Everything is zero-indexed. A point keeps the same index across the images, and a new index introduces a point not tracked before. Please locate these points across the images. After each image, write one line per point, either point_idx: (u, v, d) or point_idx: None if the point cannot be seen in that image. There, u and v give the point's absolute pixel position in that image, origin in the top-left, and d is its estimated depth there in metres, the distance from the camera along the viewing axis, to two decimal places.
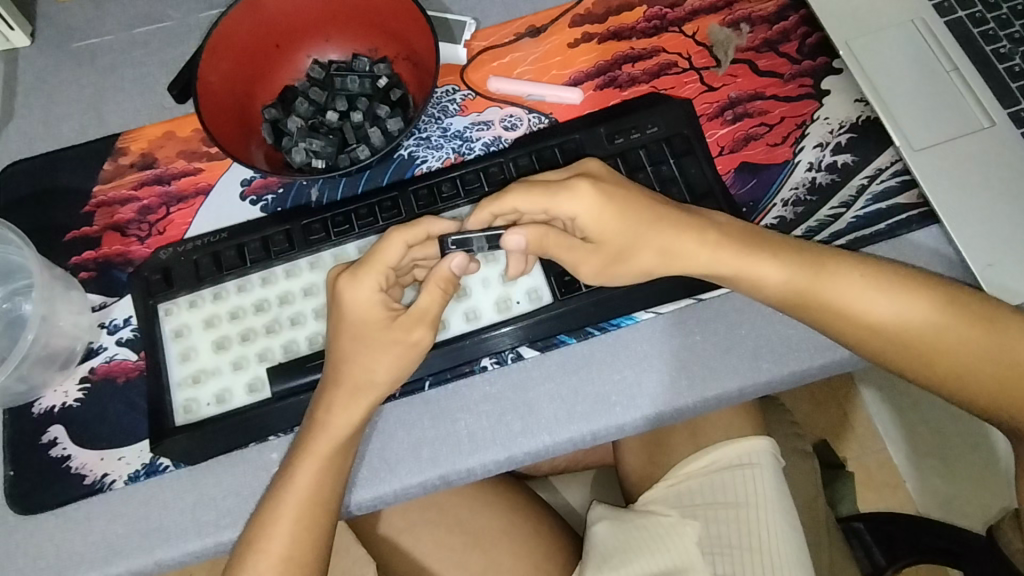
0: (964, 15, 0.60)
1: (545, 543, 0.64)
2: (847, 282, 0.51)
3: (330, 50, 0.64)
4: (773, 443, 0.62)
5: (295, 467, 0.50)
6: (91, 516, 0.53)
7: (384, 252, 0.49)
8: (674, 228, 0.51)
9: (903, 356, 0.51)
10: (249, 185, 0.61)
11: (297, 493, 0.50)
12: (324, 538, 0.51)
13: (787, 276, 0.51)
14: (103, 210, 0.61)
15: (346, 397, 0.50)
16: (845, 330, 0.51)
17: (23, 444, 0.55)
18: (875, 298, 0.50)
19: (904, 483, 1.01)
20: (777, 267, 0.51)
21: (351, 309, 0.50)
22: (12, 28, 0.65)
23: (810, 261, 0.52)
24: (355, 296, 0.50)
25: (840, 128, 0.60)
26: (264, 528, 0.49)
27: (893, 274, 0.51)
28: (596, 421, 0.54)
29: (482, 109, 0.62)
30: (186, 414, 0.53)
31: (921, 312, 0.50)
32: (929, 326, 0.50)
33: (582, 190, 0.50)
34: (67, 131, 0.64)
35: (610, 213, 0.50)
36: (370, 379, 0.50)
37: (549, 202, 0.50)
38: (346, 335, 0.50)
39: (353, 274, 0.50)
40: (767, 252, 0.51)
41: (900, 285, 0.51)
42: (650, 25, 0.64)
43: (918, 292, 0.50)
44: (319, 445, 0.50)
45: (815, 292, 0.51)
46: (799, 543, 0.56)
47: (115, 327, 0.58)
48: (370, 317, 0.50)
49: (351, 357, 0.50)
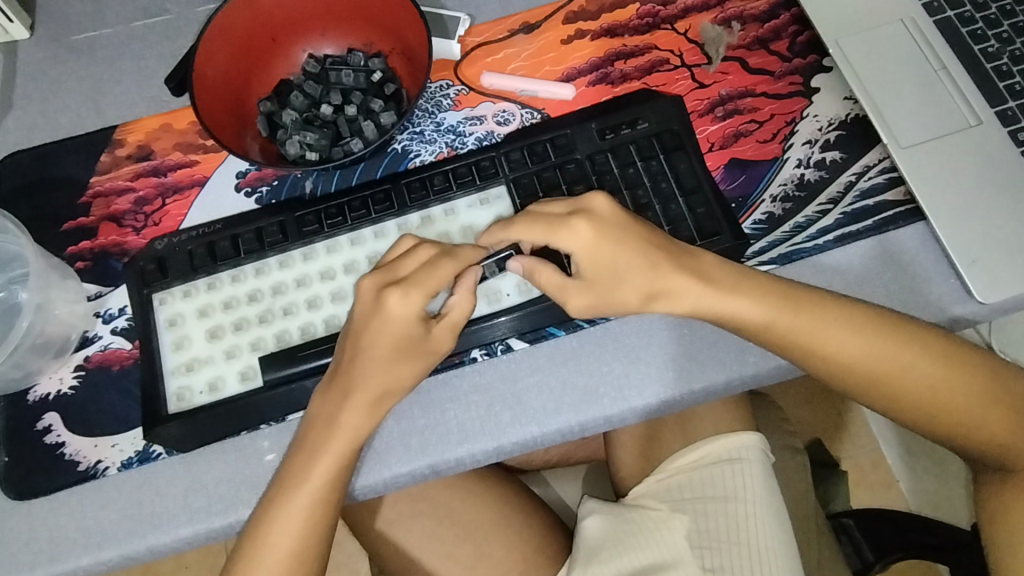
0: (954, 15, 0.61)
1: (536, 536, 0.65)
2: (824, 320, 0.51)
3: (326, 44, 0.65)
4: (763, 438, 0.62)
5: (292, 468, 0.51)
6: (85, 502, 0.54)
7: (438, 269, 0.50)
8: (667, 288, 0.51)
9: (880, 391, 0.52)
10: (245, 177, 0.61)
11: (302, 486, 0.50)
12: (326, 533, 0.51)
13: (768, 315, 0.51)
14: (100, 201, 0.62)
15: (363, 401, 0.50)
16: (823, 366, 0.52)
17: (20, 430, 0.56)
18: (851, 339, 0.51)
19: (897, 482, 1.02)
20: (757, 306, 0.51)
21: (396, 325, 0.50)
22: (11, 20, 0.66)
23: (792, 300, 0.51)
24: (405, 313, 0.50)
25: (830, 125, 0.61)
26: (265, 520, 0.50)
27: (866, 316, 0.51)
28: (584, 412, 0.54)
29: (476, 104, 0.63)
30: (180, 402, 0.54)
31: (896, 352, 0.51)
32: (908, 368, 0.51)
33: (581, 231, 0.51)
34: (65, 122, 0.65)
35: (606, 251, 0.51)
36: (399, 384, 0.51)
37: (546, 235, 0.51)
38: (382, 347, 0.50)
39: (404, 291, 0.50)
40: (746, 289, 0.51)
41: (875, 326, 0.51)
42: (643, 22, 0.65)
43: (898, 335, 0.51)
44: (318, 445, 0.50)
45: (797, 336, 0.51)
46: (785, 536, 0.57)
47: (109, 316, 0.58)
48: (411, 334, 0.51)
49: (387, 365, 0.50)
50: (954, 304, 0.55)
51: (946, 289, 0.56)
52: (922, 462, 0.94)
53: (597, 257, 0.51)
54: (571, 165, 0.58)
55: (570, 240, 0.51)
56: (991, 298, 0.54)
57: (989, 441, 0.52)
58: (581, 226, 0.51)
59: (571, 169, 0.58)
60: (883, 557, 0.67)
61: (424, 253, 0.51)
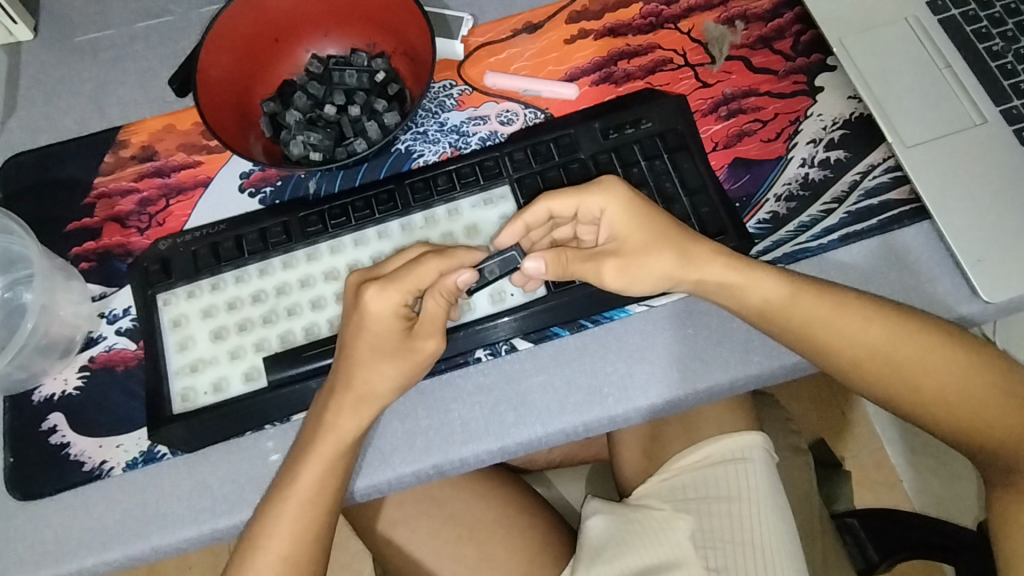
0: (958, 13, 0.61)
1: (540, 535, 0.65)
2: (839, 305, 0.51)
3: (329, 45, 0.65)
4: (767, 438, 0.62)
5: (295, 469, 0.51)
6: (89, 503, 0.54)
7: (417, 270, 0.49)
8: (686, 280, 0.51)
9: (893, 382, 0.52)
10: (248, 178, 0.61)
11: (293, 491, 0.50)
12: (322, 538, 0.51)
13: (790, 296, 0.51)
14: (104, 202, 0.62)
15: (350, 401, 0.50)
16: (837, 353, 0.52)
17: (24, 431, 0.56)
18: (866, 324, 0.51)
19: (901, 482, 1.01)
20: (776, 292, 0.51)
21: (375, 323, 0.50)
22: (15, 21, 0.66)
23: (810, 288, 0.52)
24: (383, 310, 0.50)
25: (834, 124, 0.61)
26: (259, 525, 0.50)
27: (878, 304, 0.52)
28: (588, 412, 0.54)
29: (479, 104, 0.63)
30: (184, 403, 0.54)
31: (910, 339, 0.51)
32: (924, 359, 0.51)
33: (613, 186, 0.51)
34: (69, 123, 0.65)
35: (636, 217, 0.51)
36: (380, 388, 0.51)
37: (576, 199, 0.52)
38: (362, 349, 0.50)
39: (381, 287, 0.50)
40: (756, 290, 0.51)
41: (890, 314, 0.51)
42: (646, 22, 0.65)
43: (915, 325, 0.51)
44: (325, 446, 0.50)
45: (813, 322, 0.51)
46: (788, 535, 0.57)
47: (113, 317, 0.58)
48: (391, 329, 0.50)
49: (365, 366, 0.50)
50: (959, 304, 0.55)
51: (951, 289, 0.55)
52: (925, 462, 0.94)
53: (623, 223, 0.52)
54: (575, 165, 0.58)
55: (602, 202, 0.51)
56: (997, 297, 0.54)
57: (1005, 441, 0.51)
58: (611, 180, 0.52)
59: (574, 169, 0.58)
60: (887, 558, 0.66)
61: (413, 252, 0.52)
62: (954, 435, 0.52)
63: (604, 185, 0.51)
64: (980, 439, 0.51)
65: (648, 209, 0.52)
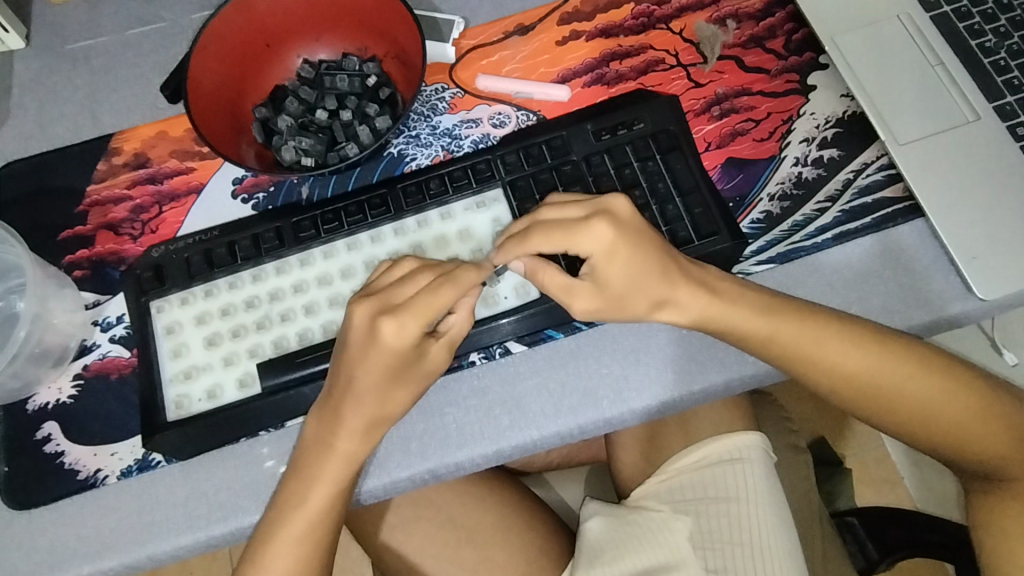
0: (950, 10, 0.61)
1: (540, 539, 0.65)
2: (822, 334, 0.51)
3: (321, 49, 0.65)
4: (765, 438, 0.62)
5: (296, 491, 0.50)
6: (85, 512, 0.54)
7: (439, 295, 0.47)
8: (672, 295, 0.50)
9: (876, 405, 0.52)
10: (242, 183, 0.61)
11: (295, 512, 0.50)
12: (328, 550, 0.52)
13: (771, 325, 0.51)
14: (97, 210, 0.62)
15: (354, 426, 0.50)
16: (816, 377, 0.52)
17: (19, 441, 0.56)
18: (846, 352, 0.51)
19: (902, 480, 1.01)
20: (760, 318, 0.51)
21: (390, 354, 0.48)
22: (7, 30, 0.66)
23: (794, 316, 0.51)
24: (405, 343, 0.47)
25: (827, 123, 0.60)
26: (262, 542, 0.50)
27: (861, 332, 0.51)
28: (584, 413, 0.54)
29: (471, 107, 0.63)
30: (178, 410, 0.53)
31: (889, 365, 0.50)
32: (902, 382, 0.51)
33: (602, 232, 0.48)
34: (61, 130, 0.65)
35: (620, 259, 0.48)
36: (393, 411, 0.50)
37: (565, 243, 0.48)
38: (372, 381, 0.48)
39: (400, 321, 0.47)
40: (744, 301, 0.51)
41: (871, 340, 0.51)
42: (637, 22, 0.65)
43: (897, 351, 0.51)
44: (325, 468, 0.50)
45: (795, 351, 0.51)
46: (785, 535, 0.56)
47: (108, 324, 0.58)
48: (408, 360, 0.48)
49: (374, 394, 0.49)
50: (953, 303, 0.55)
51: (947, 287, 0.55)
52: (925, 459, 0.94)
53: (608, 265, 0.49)
54: (566, 167, 0.58)
55: (589, 248, 0.48)
56: (992, 295, 0.53)
57: (990, 454, 0.51)
58: (601, 224, 0.48)
59: (567, 170, 0.58)
60: (886, 556, 0.65)
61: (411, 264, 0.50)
62: (933, 450, 0.53)
63: (593, 230, 0.48)
64: (961, 453, 0.52)
65: (637, 251, 0.49)
